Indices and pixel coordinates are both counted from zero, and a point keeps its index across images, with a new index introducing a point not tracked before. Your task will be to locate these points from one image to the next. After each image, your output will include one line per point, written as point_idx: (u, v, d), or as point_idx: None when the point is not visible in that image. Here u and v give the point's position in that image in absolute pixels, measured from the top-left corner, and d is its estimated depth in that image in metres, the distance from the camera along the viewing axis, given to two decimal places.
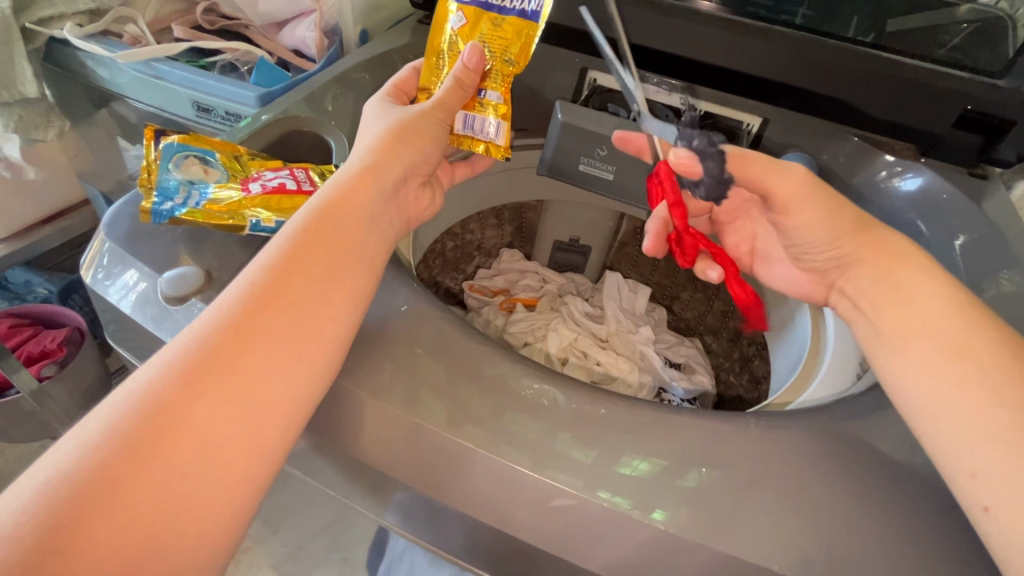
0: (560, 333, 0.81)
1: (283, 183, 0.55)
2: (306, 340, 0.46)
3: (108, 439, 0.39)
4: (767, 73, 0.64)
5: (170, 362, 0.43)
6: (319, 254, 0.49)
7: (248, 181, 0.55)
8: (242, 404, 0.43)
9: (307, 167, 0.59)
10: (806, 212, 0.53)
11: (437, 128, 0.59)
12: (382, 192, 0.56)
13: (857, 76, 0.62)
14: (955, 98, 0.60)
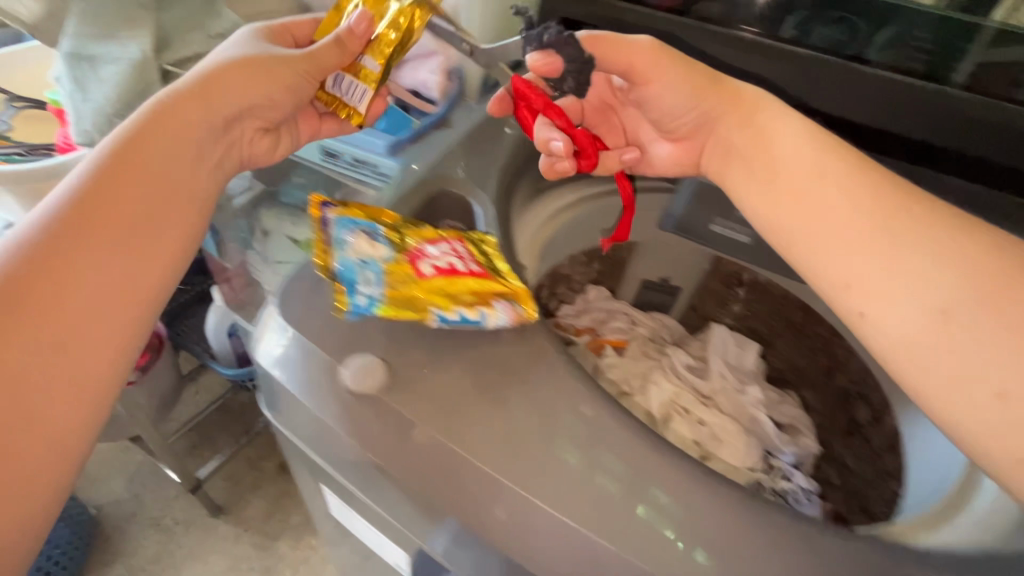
0: (660, 387, 0.77)
1: (451, 263, 0.62)
2: (142, 251, 0.62)
3: (9, 264, 0.55)
4: (870, 119, 0.72)
5: (44, 223, 0.58)
6: (132, 175, 0.63)
7: (417, 259, 0.61)
8: (65, 277, 0.56)
9: (460, 240, 0.66)
10: (664, 82, 0.74)
11: (280, 75, 0.70)
12: (204, 127, 0.69)
13: (966, 131, 0.67)
14: None
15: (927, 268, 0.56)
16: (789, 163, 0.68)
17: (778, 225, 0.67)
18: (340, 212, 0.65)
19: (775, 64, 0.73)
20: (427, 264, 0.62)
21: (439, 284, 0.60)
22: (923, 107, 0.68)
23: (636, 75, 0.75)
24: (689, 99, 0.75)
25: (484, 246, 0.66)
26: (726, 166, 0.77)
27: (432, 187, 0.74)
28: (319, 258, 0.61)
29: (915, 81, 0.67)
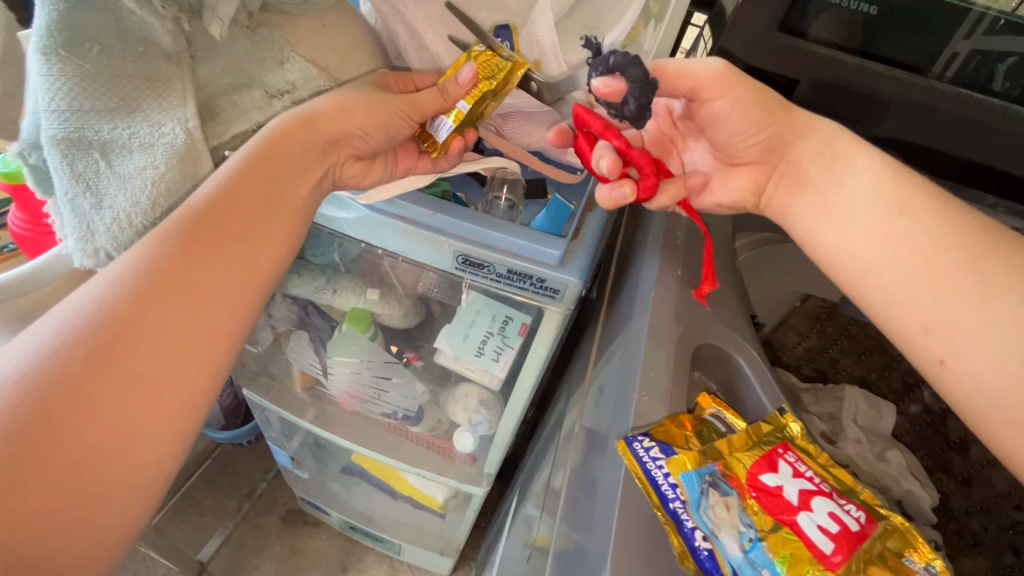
0: None
1: (843, 520, 0.27)
2: (201, 348, 0.35)
3: (55, 364, 0.31)
4: (966, 149, 0.51)
5: (104, 315, 0.32)
6: (237, 227, 0.38)
7: (806, 528, 0.27)
8: (165, 344, 0.34)
9: (786, 442, 0.32)
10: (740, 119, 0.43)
11: (395, 110, 0.44)
12: (312, 151, 0.42)
13: None
14: None
15: (1005, 334, 0.34)
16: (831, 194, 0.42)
17: (844, 253, 0.41)
18: (670, 463, 0.29)
19: (921, 134, 0.52)
20: (815, 529, 0.27)
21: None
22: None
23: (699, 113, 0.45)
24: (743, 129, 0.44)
25: (801, 439, 0.33)
26: (792, 203, 0.45)
27: (701, 336, 0.39)
28: (677, 548, 0.27)
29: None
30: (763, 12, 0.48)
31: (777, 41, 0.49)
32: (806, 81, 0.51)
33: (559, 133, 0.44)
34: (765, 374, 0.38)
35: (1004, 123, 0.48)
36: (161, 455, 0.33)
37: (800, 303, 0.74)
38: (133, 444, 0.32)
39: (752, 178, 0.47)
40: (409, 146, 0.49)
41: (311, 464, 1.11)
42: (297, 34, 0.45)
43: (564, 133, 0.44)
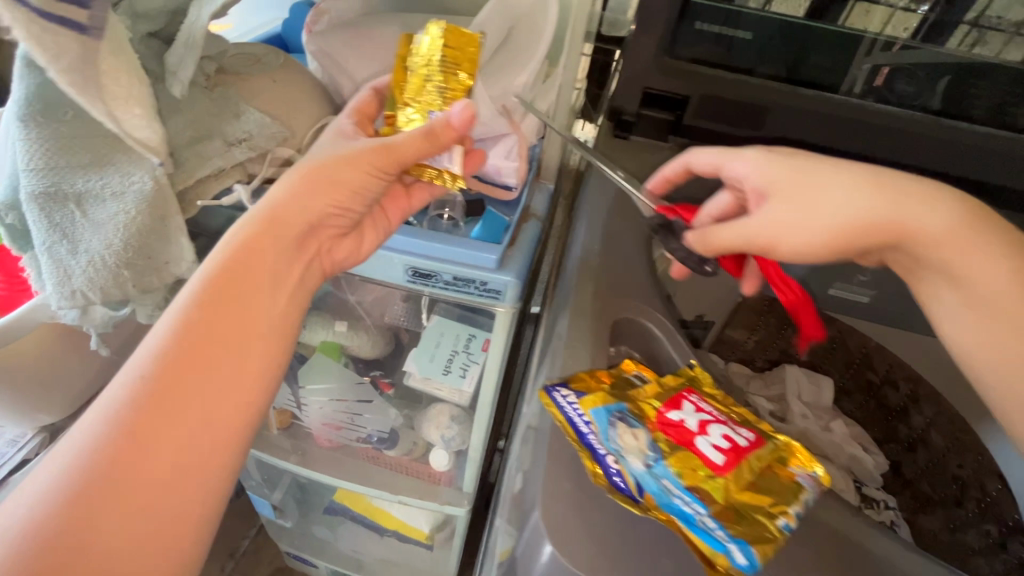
0: None
1: (728, 436, 0.33)
2: (217, 415, 0.40)
3: (83, 461, 0.35)
4: (836, 141, 0.60)
5: (121, 411, 0.36)
6: (231, 310, 0.42)
7: (698, 443, 0.32)
8: (169, 444, 0.37)
9: (692, 389, 0.37)
10: (824, 191, 0.43)
11: (369, 176, 0.47)
12: (287, 241, 0.46)
13: (899, 138, 0.58)
14: (985, 155, 0.57)
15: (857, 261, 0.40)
16: (959, 284, 0.42)
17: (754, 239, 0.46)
18: (584, 404, 0.34)
19: (800, 130, 0.60)
20: (711, 447, 0.32)
21: (753, 484, 0.31)
22: (978, 150, 0.57)
23: (777, 192, 0.45)
24: (824, 219, 0.43)
25: (706, 386, 0.38)
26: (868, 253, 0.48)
27: (618, 312, 0.45)
28: (591, 470, 0.32)
29: (953, 122, 0.57)
30: (652, 40, 0.57)
31: (667, 63, 0.58)
32: (698, 97, 0.60)
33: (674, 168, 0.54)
34: (675, 337, 0.44)
35: (859, 115, 0.58)
36: (192, 507, 0.37)
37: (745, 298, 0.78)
38: (159, 505, 0.36)
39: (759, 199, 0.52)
40: (396, 190, 0.54)
41: (295, 512, 1.10)
42: (250, 91, 0.53)
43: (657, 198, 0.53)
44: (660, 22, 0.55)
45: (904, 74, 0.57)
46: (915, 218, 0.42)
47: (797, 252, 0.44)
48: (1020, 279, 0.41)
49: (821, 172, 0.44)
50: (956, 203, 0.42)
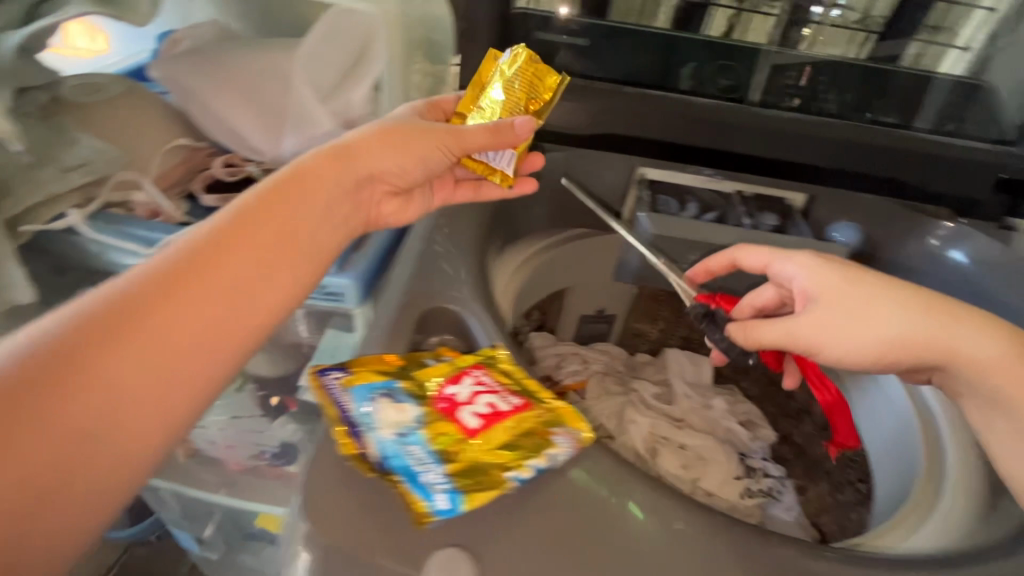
0: (639, 423, 0.80)
1: (489, 404, 0.38)
2: (224, 325, 0.39)
3: (65, 331, 0.34)
4: (669, 135, 0.67)
5: (124, 290, 0.37)
6: (261, 227, 0.43)
7: (457, 413, 0.38)
8: (139, 361, 0.35)
9: (479, 362, 0.41)
10: (872, 305, 0.48)
11: (436, 151, 0.52)
12: (346, 180, 0.49)
13: (721, 129, 0.66)
14: (794, 137, 0.66)
15: None
16: (1001, 409, 0.46)
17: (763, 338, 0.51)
18: (349, 383, 0.38)
19: (636, 127, 0.67)
20: (470, 416, 0.38)
21: (500, 444, 0.36)
22: (789, 134, 0.66)
23: (829, 299, 0.50)
24: (885, 333, 0.48)
25: (501, 361, 0.41)
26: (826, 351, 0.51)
27: (429, 302, 0.45)
28: (343, 441, 0.35)
29: (769, 110, 0.66)
30: (483, 44, 0.60)
31: None
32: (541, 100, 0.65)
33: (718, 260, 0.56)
34: (487, 325, 0.44)
35: (684, 110, 0.66)
36: (164, 420, 0.36)
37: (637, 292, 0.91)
38: (129, 396, 0.34)
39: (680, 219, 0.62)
40: (446, 177, 0.57)
41: (219, 544, 1.08)
42: (92, 122, 0.55)
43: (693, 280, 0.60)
44: (482, 29, 0.60)
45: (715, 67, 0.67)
46: (970, 344, 0.47)
47: (850, 356, 0.49)
48: (982, 380, 0.47)
49: (875, 294, 0.49)
50: (999, 333, 0.47)
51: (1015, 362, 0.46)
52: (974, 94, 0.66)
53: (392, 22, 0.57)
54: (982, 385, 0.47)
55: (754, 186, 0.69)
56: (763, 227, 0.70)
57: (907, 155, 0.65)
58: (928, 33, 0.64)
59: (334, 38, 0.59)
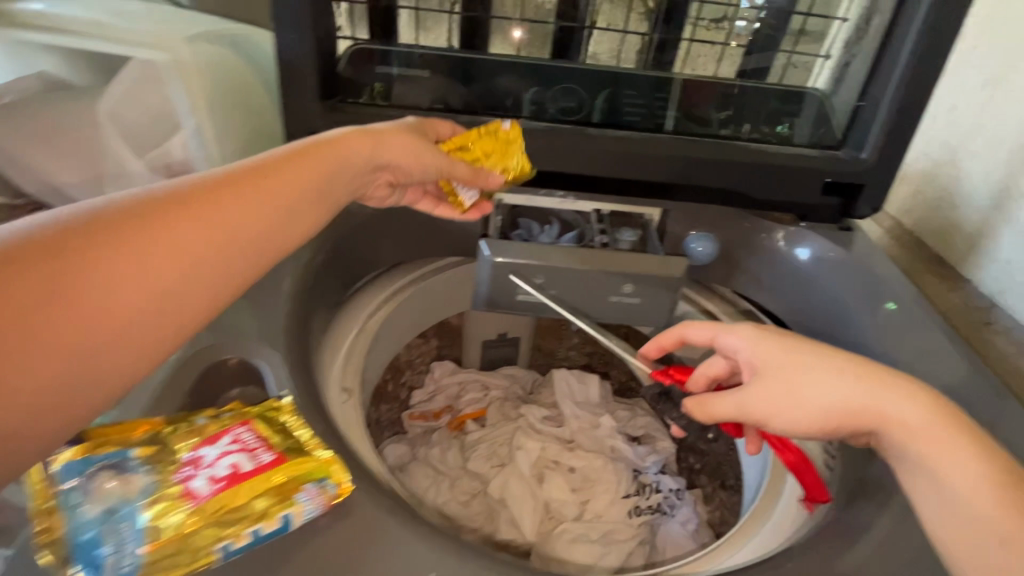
0: (527, 449, 0.79)
1: (232, 466, 0.39)
2: (196, 279, 0.35)
3: (76, 221, 0.32)
4: None
5: (100, 209, 0.33)
6: (271, 183, 0.40)
7: (187, 481, 0.38)
8: (111, 267, 0.32)
9: (247, 420, 0.43)
10: (809, 375, 0.46)
11: (424, 163, 0.52)
12: (359, 162, 0.47)
13: (561, 150, 0.64)
14: (636, 156, 0.64)
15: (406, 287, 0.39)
16: (921, 475, 0.41)
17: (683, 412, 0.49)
18: (67, 459, 0.38)
19: None
20: (204, 482, 0.38)
21: (230, 506, 0.37)
22: (625, 153, 0.64)
23: (770, 374, 0.48)
24: (815, 402, 0.45)
25: (281, 416, 0.43)
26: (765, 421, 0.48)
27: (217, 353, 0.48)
28: (39, 524, 0.36)
29: (606, 129, 0.66)
30: (312, 85, 0.58)
31: (324, 109, 0.60)
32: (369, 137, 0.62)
33: (669, 338, 0.56)
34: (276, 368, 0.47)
35: (519, 136, 0.64)
36: (101, 383, 0.32)
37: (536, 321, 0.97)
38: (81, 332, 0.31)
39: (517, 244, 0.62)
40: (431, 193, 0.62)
41: None
42: None
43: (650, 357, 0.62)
44: (311, 75, 0.58)
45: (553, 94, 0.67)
46: (894, 406, 0.43)
47: (792, 428, 0.46)
48: (906, 448, 0.42)
49: (813, 362, 0.46)
50: (920, 392, 0.43)
51: (937, 427, 0.41)
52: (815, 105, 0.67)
53: (185, 71, 0.54)
54: (908, 453, 0.42)
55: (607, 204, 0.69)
56: (623, 244, 0.69)
57: (750, 167, 0.64)
58: (794, 43, 0.67)
59: (150, 90, 0.57)
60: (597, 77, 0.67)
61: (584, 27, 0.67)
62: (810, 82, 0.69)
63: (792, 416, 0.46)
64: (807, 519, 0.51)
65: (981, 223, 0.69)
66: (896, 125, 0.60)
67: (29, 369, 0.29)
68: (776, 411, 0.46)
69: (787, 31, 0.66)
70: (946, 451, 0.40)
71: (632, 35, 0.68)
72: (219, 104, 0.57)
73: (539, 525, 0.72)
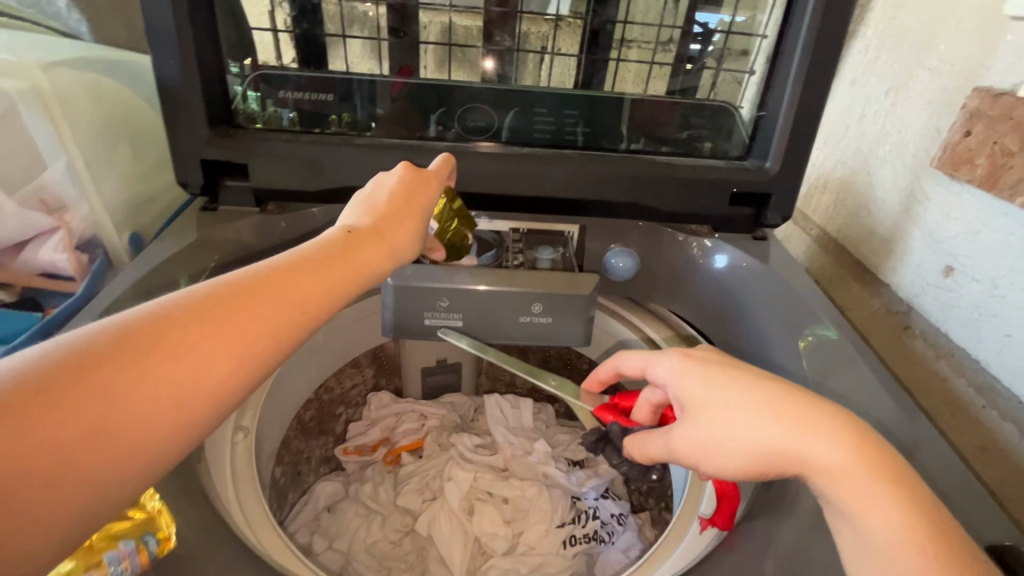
0: (457, 480, 0.75)
1: None
2: (189, 399, 0.34)
3: (93, 345, 0.32)
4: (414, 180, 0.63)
5: (108, 335, 0.33)
6: (275, 287, 0.39)
7: None
8: (130, 394, 0.32)
9: None
10: (734, 413, 0.41)
11: (407, 244, 0.49)
12: (360, 254, 0.44)
13: (465, 167, 0.63)
14: (543, 171, 0.64)
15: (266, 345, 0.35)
16: (839, 504, 0.37)
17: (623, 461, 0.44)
18: None
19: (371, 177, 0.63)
20: None
21: None
22: (528, 171, 0.64)
23: (697, 412, 0.43)
24: (738, 442, 0.40)
25: None
26: (698, 458, 0.43)
27: None
28: None
29: (514, 148, 0.65)
30: (199, 112, 0.58)
31: (214, 135, 0.60)
32: (260, 160, 0.62)
33: (606, 370, 0.54)
34: None
35: (420, 155, 0.62)
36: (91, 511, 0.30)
37: None
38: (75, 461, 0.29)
39: (427, 266, 0.58)
40: None
41: None
42: None
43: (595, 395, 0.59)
44: (198, 101, 0.58)
45: (467, 107, 0.64)
46: (812, 439, 0.38)
47: (726, 466, 0.41)
48: (828, 493, 0.38)
49: (738, 391, 0.41)
50: (846, 430, 0.38)
51: (862, 471, 0.37)
52: (733, 119, 0.65)
53: (46, 98, 0.52)
54: (829, 497, 0.38)
55: (521, 222, 0.68)
56: (541, 262, 0.66)
57: (656, 179, 0.64)
58: (719, 60, 0.63)
59: (15, 125, 0.55)
60: (506, 99, 0.64)
61: (516, 49, 0.63)
62: (739, 100, 0.65)
63: (722, 454, 0.41)
64: (700, 536, 0.49)
65: (893, 228, 0.70)
66: (792, 133, 0.61)
67: (50, 498, 0.29)
68: (710, 445, 0.42)
69: (707, 46, 0.63)
70: (867, 497, 0.36)
71: (557, 56, 0.64)
72: (89, 126, 0.57)
73: (470, 561, 0.69)
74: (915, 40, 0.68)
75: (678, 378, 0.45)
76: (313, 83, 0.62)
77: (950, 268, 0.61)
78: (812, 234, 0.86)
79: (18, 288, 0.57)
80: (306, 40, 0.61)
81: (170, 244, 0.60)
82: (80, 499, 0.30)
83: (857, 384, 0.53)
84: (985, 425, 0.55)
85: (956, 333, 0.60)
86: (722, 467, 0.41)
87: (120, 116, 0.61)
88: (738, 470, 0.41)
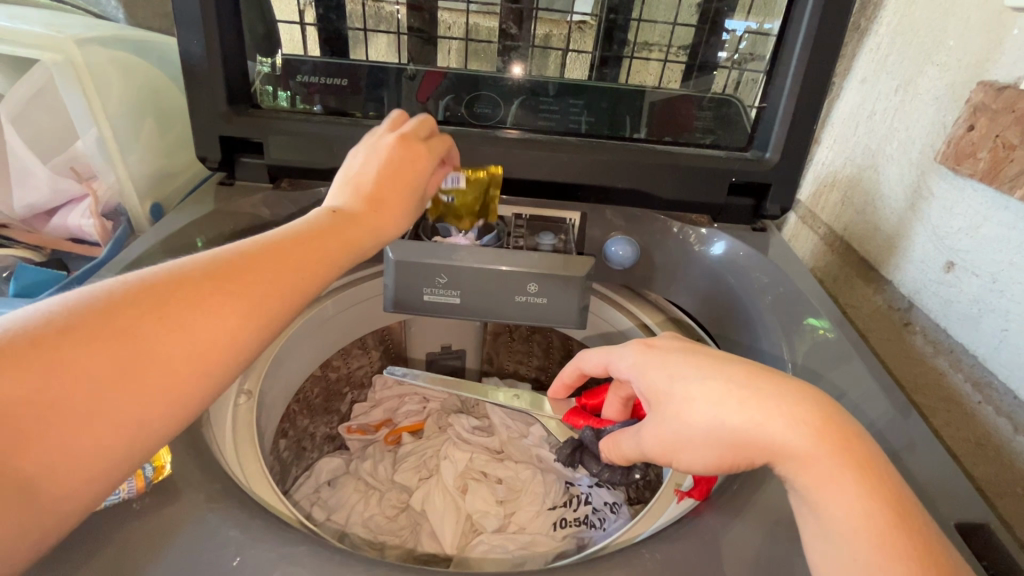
0: (453, 459, 0.79)
1: None
2: (198, 354, 0.35)
3: (109, 299, 0.34)
4: None
5: (120, 292, 0.34)
6: (277, 254, 0.41)
7: None
8: (149, 344, 0.33)
9: None
10: (697, 401, 0.38)
11: (401, 224, 0.51)
12: (355, 229, 0.46)
13: (472, 151, 0.65)
14: (549, 156, 0.65)
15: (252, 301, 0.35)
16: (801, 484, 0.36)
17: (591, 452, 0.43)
18: None
19: None
20: None
21: None
22: (532, 156, 0.66)
23: (661, 403, 0.41)
24: (701, 432, 0.38)
25: None
26: (667, 447, 0.41)
27: None
28: None
29: (522, 133, 0.67)
30: (221, 90, 0.62)
31: (232, 112, 0.64)
32: (274, 137, 0.65)
33: (569, 373, 0.53)
34: None
35: None
36: (105, 459, 0.31)
37: (484, 333, 0.94)
38: (93, 404, 0.31)
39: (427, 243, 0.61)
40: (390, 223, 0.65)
41: None
42: None
43: (563, 402, 0.62)
44: (221, 77, 0.61)
45: (479, 97, 0.66)
46: (779, 416, 0.36)
47: (697, 459, 0.39)
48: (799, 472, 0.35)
49: (700, 378, 0.39)
50: (814, 410, 0.36)
51: (831, 454, 0.35)
52: (742, 114, 0.65)
53: (79, 68, 0.56)
54: (796, 477, 0.36)
55: (525, 208, 0.70)
56: (543, 247, 0.66)
57: (656, 168, 0.65)
58: (735, 59, 0.63)
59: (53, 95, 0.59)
60: (514, 87, 0.65)
61: (537, 47, 0.64)
62: (751, 101, 0.64)
63: (688, 445, 0.39)
64: (676, 506, 0.50)
65: (898, 225, 0.69)
66: (791, 124, 0.62)
67: (75, 441, 0.30)
68: (675, 433, 0.40)
69: (725, 51, 0.62)
70: (831, 483, 0.34)
71: (573, 52, 0.65)
72: (117, 100, 0.60)
73: (459, 538, 0.70)
74: (926, 37, 0.68)
75: (642, 368, 0.43)
76: (331, 66, 0.64)
77: (952, 263, 0.60)
78: (819, 233, 0.86)
79: (47, 250, 0.62)
80: (330, 34, 0.63)
81: (187, 214, 0.63)
82: (97, 442, 0.31)
83: (849, 374, 0.53)
84: (981, 421, 0.54)
85: (954, 329, 0.59)
86: (688, 458, 0.40)
87: (147, 93, 0.66)
88: (705, 461, 0.39)
